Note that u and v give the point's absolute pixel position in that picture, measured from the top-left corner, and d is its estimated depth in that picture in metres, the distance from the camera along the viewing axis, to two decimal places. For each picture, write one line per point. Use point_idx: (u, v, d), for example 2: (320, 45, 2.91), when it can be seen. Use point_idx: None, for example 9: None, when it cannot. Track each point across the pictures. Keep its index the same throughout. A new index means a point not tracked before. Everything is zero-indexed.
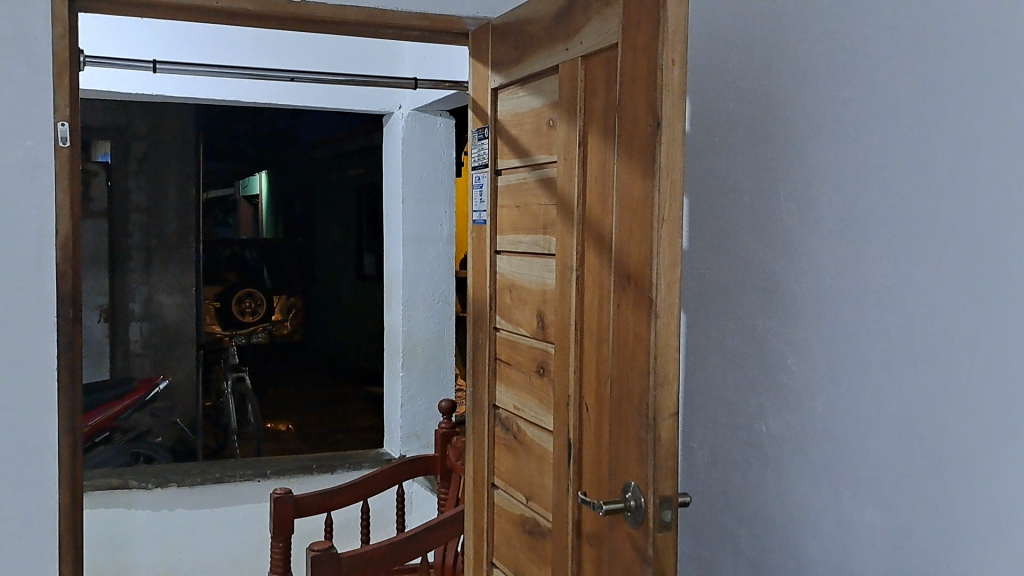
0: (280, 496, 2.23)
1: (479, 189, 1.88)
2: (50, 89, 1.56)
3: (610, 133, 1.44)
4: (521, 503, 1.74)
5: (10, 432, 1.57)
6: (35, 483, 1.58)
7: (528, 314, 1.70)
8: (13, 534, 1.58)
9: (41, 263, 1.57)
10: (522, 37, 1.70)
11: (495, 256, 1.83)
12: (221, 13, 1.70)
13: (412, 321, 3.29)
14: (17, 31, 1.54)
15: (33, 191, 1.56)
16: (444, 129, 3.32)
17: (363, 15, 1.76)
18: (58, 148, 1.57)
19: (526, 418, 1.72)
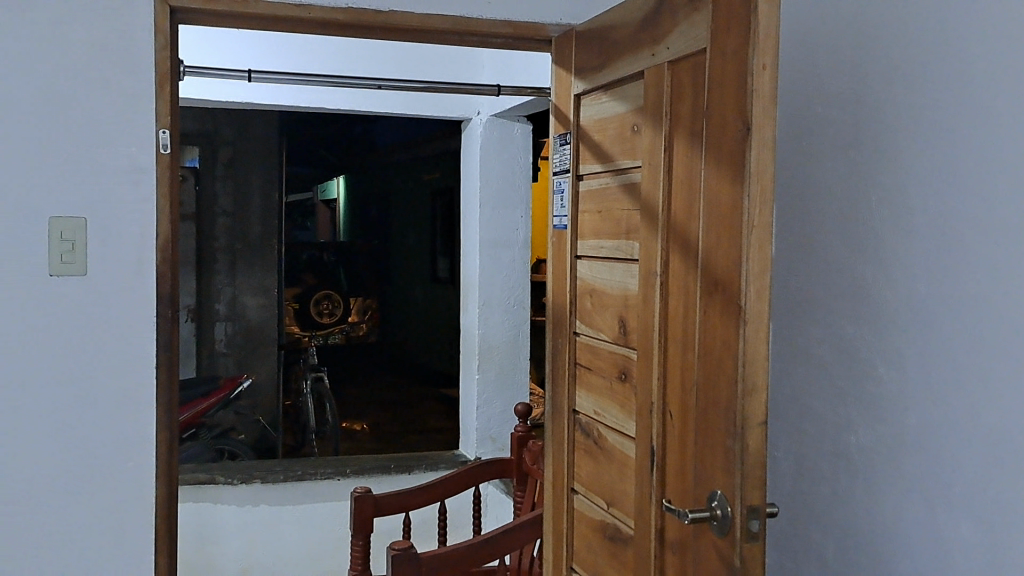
0: (361, 494, 2.27)
1: (560, 195, 1.88)
2: (152, 98, 1.63)
3: (697, 138, 1.44)
4: (601, 509, 1.74)
5: (112, 427, 1.63)
6: (133, 476, 1.64)
7: (610, 319, 1.70)
8: (112, 523, 1.64)
9: (141, 265, 1.63)
10: (607, 42, 1.70)
11: (575, 260, 1.83)
12: (313, 23, 1.75)
13: (487, 324, 3.32)
14: (122, 42, 1.61)
15: (135, 196, 1.63)
16: (521, 135, 3.34)
17: (449, 22, 1.79)
18: (159, 155, 1.63)
19: (607, 424, 1.72)
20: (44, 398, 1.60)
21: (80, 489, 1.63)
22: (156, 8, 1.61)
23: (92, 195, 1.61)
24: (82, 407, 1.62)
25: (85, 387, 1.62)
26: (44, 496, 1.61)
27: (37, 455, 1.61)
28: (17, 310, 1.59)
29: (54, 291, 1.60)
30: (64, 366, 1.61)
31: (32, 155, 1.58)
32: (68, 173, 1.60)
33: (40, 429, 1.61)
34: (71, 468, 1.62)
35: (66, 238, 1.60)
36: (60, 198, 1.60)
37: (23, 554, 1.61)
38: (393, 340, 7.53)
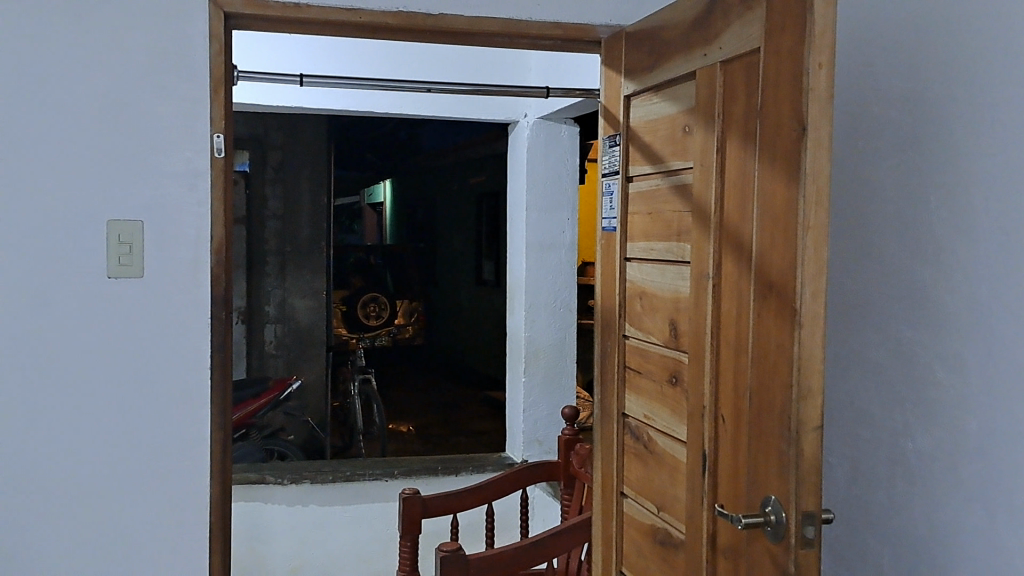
0: (410, 495, 2.28)
1: (609, 197, 1.87)
2: (207, 103, 1.65)
3: (751, 138, 1.42)
4: (651, 513, 1.73)
5: (168, 426, 1.66)
6: (190, 474, 1.67)
7: (660, 322, 1.69)
8: (168, 521, 1.67)
9: (196, 268, 1.66)
10: (657, 43, 1.69)
11: (625, 263, 1.81)
12: (364, 27, 1.76)
13: (533, 327, 3.32)
14: (177, 48, 1.64)
15: (191, 199, 1.65)
16: (568, 137, 3.33)
17: (498, 25, 1.80)
18: (213, 159, 1.66)
19: (657, 427, 1.70)
20: (102, 398, 1.63)
21: (137, 488, 1.65)
22: (210, 15, 1.64)
23: (150, 200, 1.64)
24: (139, 407, 1.65)
25: (141, 388, 1.65)
26: (102, 495, 1.64)
27: (95, 455, 1.64)
28: (76, 313, 1.62)
29: (112, 293, 1.63)
30: (122, 367, 1.64)
31: (90, 159, 1.61)
32: (126, 177, 1.63)
33: (98, 430, 1.64)
34: (129, 467, 1.65)
35: (124, 242, 1.63)
36: (118, 202, 1.63)
37: (81, 552, 1.64)
38: (438, 342, 7.57)
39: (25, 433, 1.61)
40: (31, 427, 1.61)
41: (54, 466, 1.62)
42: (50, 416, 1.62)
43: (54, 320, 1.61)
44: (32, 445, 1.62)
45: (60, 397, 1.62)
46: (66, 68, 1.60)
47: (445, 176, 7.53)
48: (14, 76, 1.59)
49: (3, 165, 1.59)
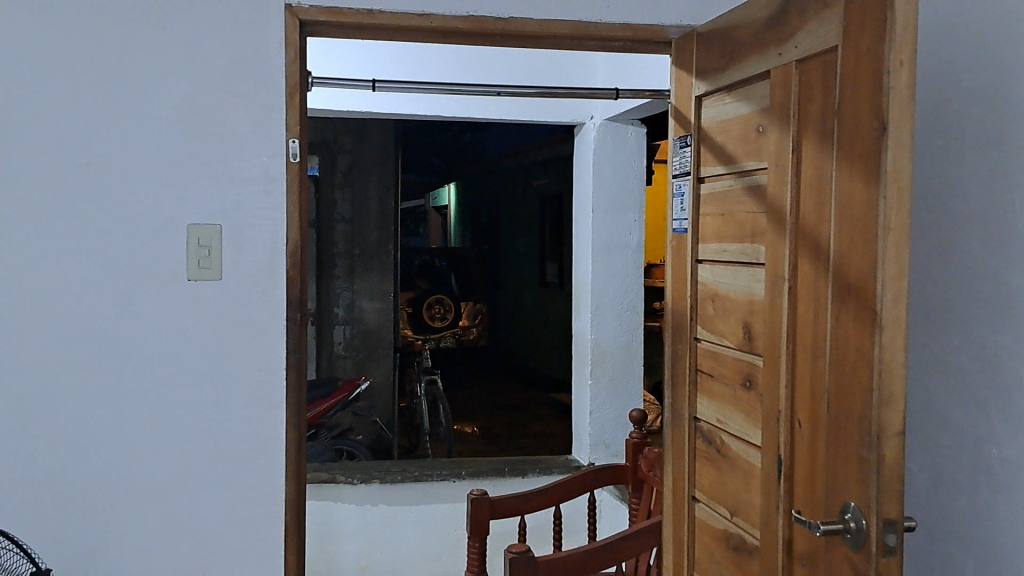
0: (478, 496, 2.28)
1: (680, 198, 1.85)
2: (282, 109, 1.68)
3: (828, 137, 1.39)
4: (724, 518, 1.71)
5: (244, 425, 1.70)
6: (265, 473, 1.70)
7: (734, 325, 1.67)
8: (244, 517, 1.70)
9: (272, 270, 1.69)
10: (730, 42, 1.67)
11: (696, 265, 1.79)
12: (435, 32, 1.78)
13: (600, 329, 3.30)
14: (254, 55, 1.67)
15: (267, 203, 1.68)
16: (635, 138, 3.31)
17: (568, 28, 1.80)
18: (289, 163, 1.69)
19: (730, 431, 1.68)
20: (182, 398, 1.68)
21: (215, 485, 1.69)
22: (286, 22, 1.68)
23: (227, 204, 1.67)
24: (217, 407, 1.69)
25: (219, 388, 1.69)
26: (181, 492, 1.69)
27: (175, 453, 1.68)
28: (157, 314, 1.67)
29: (191, 295, 1.67)
30: (201, 368, 1.68)
31: (170, 165, 1.66)
32: (203, 182, 1.67)
33: (178, 429, 1.68)
34: (207, 465, 1.69)
35: (203, 245, 1.67)
36: (197, 206, 1.67)
37: (163, 547, 1.69)
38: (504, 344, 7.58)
39: (110, 431, 1.66)
40: (115, 425, 1.66)
41: (137, 464, 1.67)
42: (133, 414, 1.67)
43: (137, 321, 1.66)
44: (116, 443, 1.66)
45: (142, 396, 1.67)
46: (146, 77, 1.65)
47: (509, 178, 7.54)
48: (98, 86, 1.64)
49: (87, 172, 1.64)
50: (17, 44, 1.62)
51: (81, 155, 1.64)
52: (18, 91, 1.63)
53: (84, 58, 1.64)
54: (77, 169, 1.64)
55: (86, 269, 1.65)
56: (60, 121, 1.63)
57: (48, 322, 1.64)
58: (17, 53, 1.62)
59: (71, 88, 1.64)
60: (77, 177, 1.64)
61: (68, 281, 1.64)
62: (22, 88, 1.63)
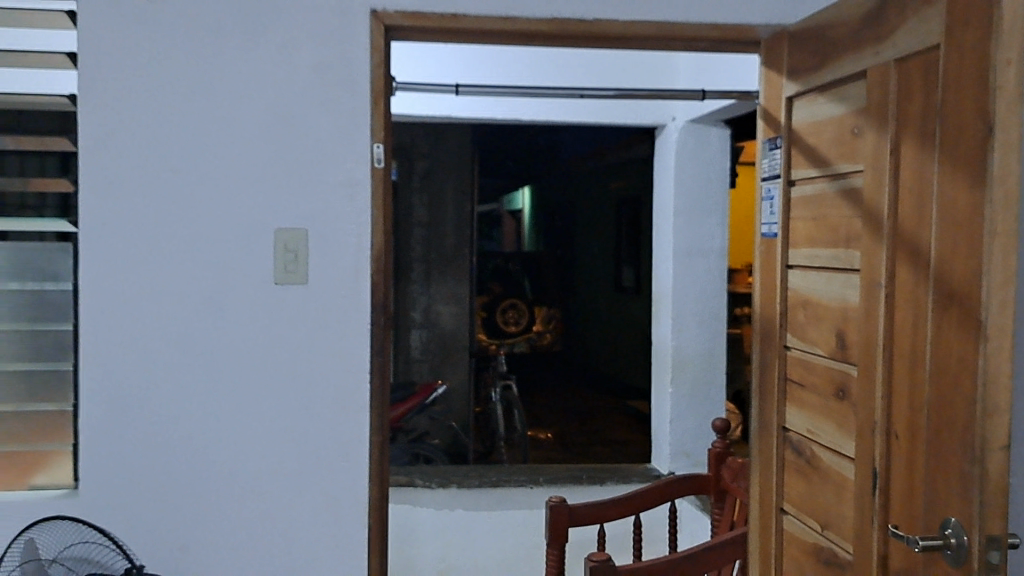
0: (557, 504, 2.25)
1: (770, 201, 1.81)
2: (368, 114, 1.70)
3: (929, 139, 1.34)
4: (814, 532, 1.66)
5: (330, 429, 1.71)
6: (350, 476, 1.72)
7: (826, 333, 1.62)
8: (327, 519, 1.72)
9: (357, 274, 1.70)
10: (824, 41, 1.62)
11: (786, 270, 1.75)
12: (519, 35, 1.77)
13: (680, 335, 3.25)
14: (340, 61, 1.69)
15: (353, 208, 1.70)
16: (717, 141, 3.25)
17: (653, 29, 1.77)
18: (373, 168, 1.70)
19: (822, 442, 1.63)
20: (268, 401, 1.70)
21: (301, 487, 1.71)
22: (371, 27, 1.69)
23: (313, 208, 1.69)
24: (302, 410, 1.70)
25: (304, 390, 1.70)
26: (267, 493, 1.70)
27: (262, 455, 1.70)
28: (245, 317, 1.69)
29: (278, 299, 1.69)
30: (287, 371, 1.70)
31: (259, 171, 1.68)
32: (291, 188, 1.69)
33: (265, 431, 1.70)
34: (292, 467, 1.71)
35: (290, 250, 1.69)
36: (285, 211, 1.69)
37: (250, 547, 1.71)
38: (580, 350, 7.55)
39: (199, 433, 1.69)
40: (204, 426, 1.69)
41: (224, 466, 1.69)
42: (222, 416, 1.69)
43: (225, 325, 1.68)
44: (205, 444, 1.69)
45: (231, 398, 1.69)
46: (235, 83, 1.67)
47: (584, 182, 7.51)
48: (190, 93, 1.67)
49: (178, 177, 1.67)
50: (111, 53, 1.65)
51: (173, 162, 1.67)
52: (112, 99, 1.66)
53: (176, 66, 1.66)
54: (168, 175, 1.67)
55: (176, 272, 1.67)
56: (153, 129, 1.66)
57: (139, 325, 1.67)
58: (111, 61, 1.65)
59: (162, 95, 1.66)
60: (169, 183, 1.67)
61: (160, 284, 1.67)
62: (116, 96, 1.66)
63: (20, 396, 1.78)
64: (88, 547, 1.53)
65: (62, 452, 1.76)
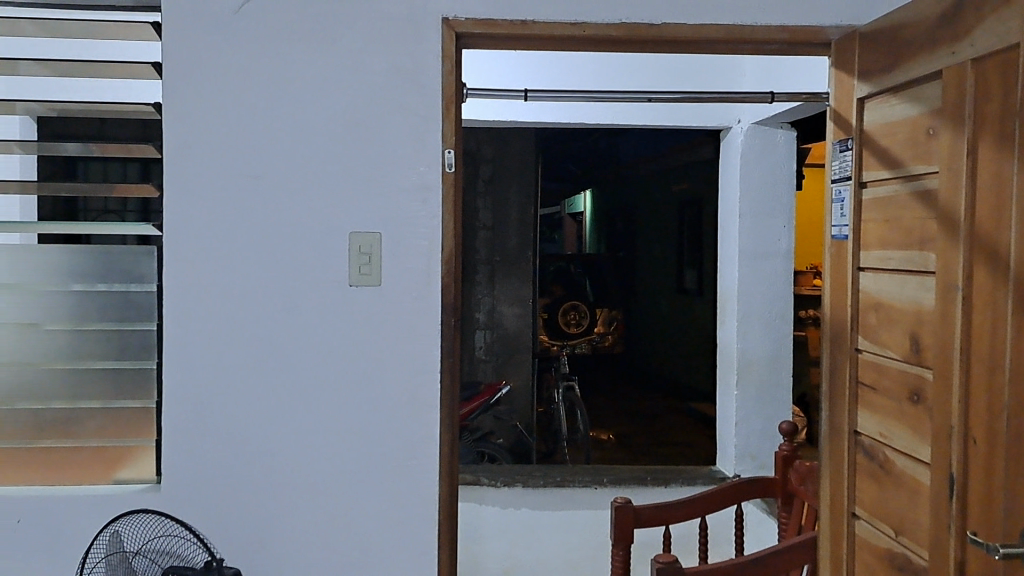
0: (622, 504, 2.24)
1: (840, 203, 1.79)
2: (438, 120, 1.73)
3: (1008, 140, 1.32)
4: (888, 538, 1.64)
5: (402, 427, 1.75)
6: (422, 474, 1.75)
7: (899, 336, 1.60)
8: (400, 515, 1.76)
9: (428, 276, 1.74)
10: (898, 42, 1.60)
11: (858, 273, 1.73)
12: (587, 40, 1.79)
13: (746, 338, 3.23)
14: (412, 68, 1.73)
15: (425, 212, 1.74)
16: (785, 142, 3.22)
17: (722, 32, 1.77)
18: (444, 173, 1.73)
19: (895, 447, 1.61)
20: (344, 400, 1.74)
21: (373, 484, 1.75)
22: (443, 35, 1.72)
23: (386, 212, 1.73)
24: (375, 409, 1.75)
25: (377, 391, 1.74)
26: (340, 490, 1.75)
27: (337, 454, 1.75)
28: (321, 318, 1.73)
29: (352, 301, 1.73)
30: (361, 371, 1.74)
31: (334, 176, 1.73)
32: (365, 192, 1.73)
33: (340, 429, 1.75)
34: (365, 464, 1.75)
35: (364, 252, 1.73)
36: (359, 214, 1.73)
37: (325, 543, 1.75)
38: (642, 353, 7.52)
39: (276, 431, 1.74)
40: (281, 424, 1.74)
41: (300, 463, 1.74)
42: (298, 414, 1.74)
43: (301, 326, 1.73)
44: (281, 442, 1.74)
45: (307, 397, 1.74)
46: (310, 91, 1.72)
47: (645, 184, 7.48)
48: (269, 102, 1.72)
49: (258, 183, 1.72)
50: (194, 64, 1.71)
51: (252, 168, 1.72)
52: (195, 109, 1.71)
53: (254, 75, 1.72)
54: (249, 181, 1.72)
55: (255, 274, 1.73)
56: (233, 137, 1.72)
57: (220, 326, 1.73)
58: (195, 72, 1.71)
59: (241, 103, 1.72)
60: (248, 188, 1.72)
61: (240, 286, 1.73)
62: (199, 105, 1.71)
63: (109, 392, 1.83)
64: (170, 541, 1.58)
65: (146, 448, 1.82)
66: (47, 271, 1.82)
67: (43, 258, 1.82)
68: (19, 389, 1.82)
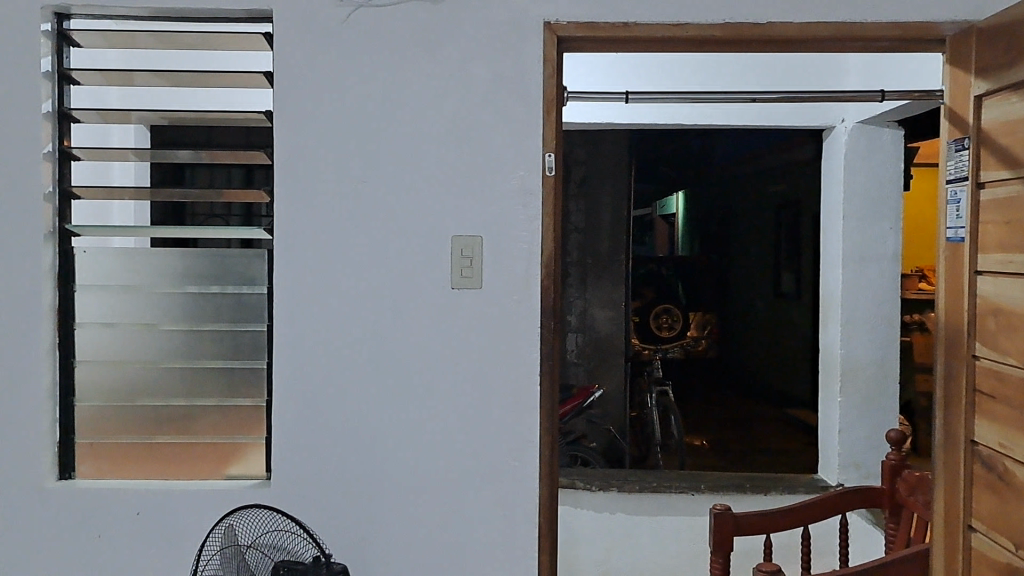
0: (721, 511, 2.20)
1: (955, 204, 1.73)
2: (539, 124, 1.74)
3: None
4: (1007, 551, 1.57)
5: (503, 429, 1.76)
6: (524, 475, 1.77)
7: (1020, 343, 1.53)
8: (501, 516, 1.77)
9: (529, 279, 1.75)
10: (1018, 36, 1.54)
11: (975, 276, 1.67)
12: (691, 41, 1.77)
13: (850, 342, 3.15)
14: (514, 72, 1.74)
15: (526, 215, 1.75)
16: (891, 141, 3.13)
17: (830, 30, 1.73)
18: (545, 177, 1.74)
19: (1015, 457, 1.55)
20: (446, 402, 1.77)
21: (475, 485, 1.77)
22: (545, 39, 1.74)
23: (488, 216, 1.75)
24: (477, 411, 1.76)
25: (480, 392, 1.76)
26: (443, 489, 1.77)
27: (440, 454, 1.77)
28: (425, 320, 1.76)
29: (454, 304, 1.76)
30: (464, 373, 1.76)
31: (437, 180, 1.75)
32: (467, 196, 1.75)
33: (443, 430, 1.77)
34: (467, 465, 1.77)
35: (466, 255, 1.75)
36: (462, 218, 1.75)
37: (429, 542, 1.78)
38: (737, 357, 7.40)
39: (378, 431, 1.77)
40: (384, 424, 1.77)
41: (403, 463, 1.77)
42: (401, 415, 1.77)
43: (406, 328, 1.76)
44: (384, 442, 1.77)
45: (410, 398, 1.77)
46: (414, 96, 1.75)
47: (739, 185, 7.37)
48: (374, 108, 1.75)
49: (363, 188, 1.76)
50: (303, 73, 1.76)
51: (359, 174, 1.76)
52: (304, 116, 1.76)
53: (361, 82, 1.75)
54: (355, 185, 1.76)
55: (362, 277, 1.77)
56: (340, 142, 1.76)
57: (327, 328, 1.77)
58: (303, 80, 1.76)
59: (347, 110, 1.76)
60: (355, 193, 1.76)
61: (346, 288, 1.77)
62: (306, 112, 1.76)
63: (221, 390, 1.90)
64: (283, 536, 1.63)
65: (256, 446, 1.89)
66: (165, 275, 1.89)
67: (160, 262, 1.89)
68: (138, 388, 1.90)
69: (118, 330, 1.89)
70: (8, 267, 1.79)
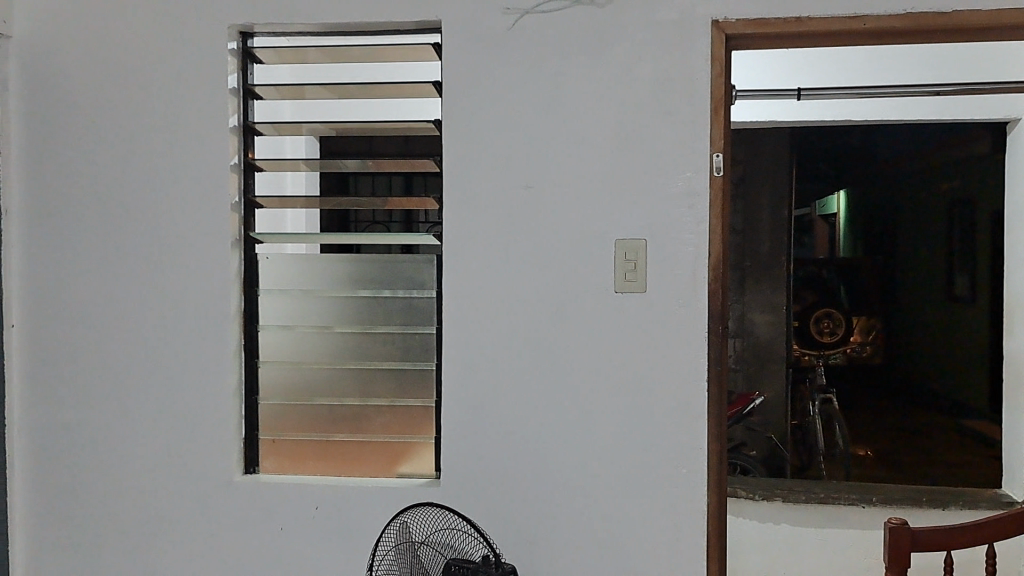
0: (896, 525, 2.05)
1: None
2: (705, 124, 1.72)
3: None
4: None
5: (670, 435, 1.75)
6: (692, 480, 1.75)
7: None
8: (669, 521, 1.77)
9: (695, 283, 1.73)
10: None
11: None
12: (868, 33, 1.70)
13: None
14: (680, 73, 1.72)
15: (692, 217, 1.73)
16: None
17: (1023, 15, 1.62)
18: (712, 177, 1.72)
19: None
20: (610, 405, 1.76)
21: (641, 490, 1.77)
22: (712, 37, 1.71)
23: (652, 219, 1.74)
24: (643, 415, 1.76)
25: (643, 397, 1.76)
26: (608, 494, 1.78)
27: (604, 457, 1.77)
28: (590, 324, 1.76)
29: (619, 308, 1.76)
30: (629, 377, 1.76)
31: (600, 185, 1.75)
32: (631, 200, 1.74)
33: (607, 434, 1.77)
34: (631, 471, 1.76)
35: (630, 259, 1.75)
36: (627, 223, 1.75)
37: (595, 546, 1.78)
38: None
39: (543, 434, 1.79)
40: (549, 425, 1.79)
41: (567, 465, 1.78)
42: (566, 418, 1.78)
43: (571, 332, 1.77)
44: (549, 445, 1.79)
45: (574, 401, 1.78)
46: (578, 100, 1.76)
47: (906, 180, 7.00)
48: (540, 114, 1.77)
49: (529, 193, 1.78)
50: (469, 81, 1.79)
51: (524, 179, 1.78)
52: (470, 123, 1.79)
53: (526, 88, 1.78)
54: (520, 191, 1.78)
55: (526, 280, 1.78)
56: (505, 148, 1.78)
57: (495, 331, 1.80)
58: (469, 87, 1.79)
59: (511, 116, 1.78)
60: (519, 198, 1.78)
61: (511, 291, 1.79)
62: (473, 119, 1.79)
63: (393, 391, 1.96)
64: (452, 535, 1.66)
65: (426, 445, 1.94)
66: (340, 279, 1.98)
67: (335, 268, 1.97)
68: (315, 387, 2.00)
69: (296, 332, 1.99)
70: (199, 276, 1.91)
